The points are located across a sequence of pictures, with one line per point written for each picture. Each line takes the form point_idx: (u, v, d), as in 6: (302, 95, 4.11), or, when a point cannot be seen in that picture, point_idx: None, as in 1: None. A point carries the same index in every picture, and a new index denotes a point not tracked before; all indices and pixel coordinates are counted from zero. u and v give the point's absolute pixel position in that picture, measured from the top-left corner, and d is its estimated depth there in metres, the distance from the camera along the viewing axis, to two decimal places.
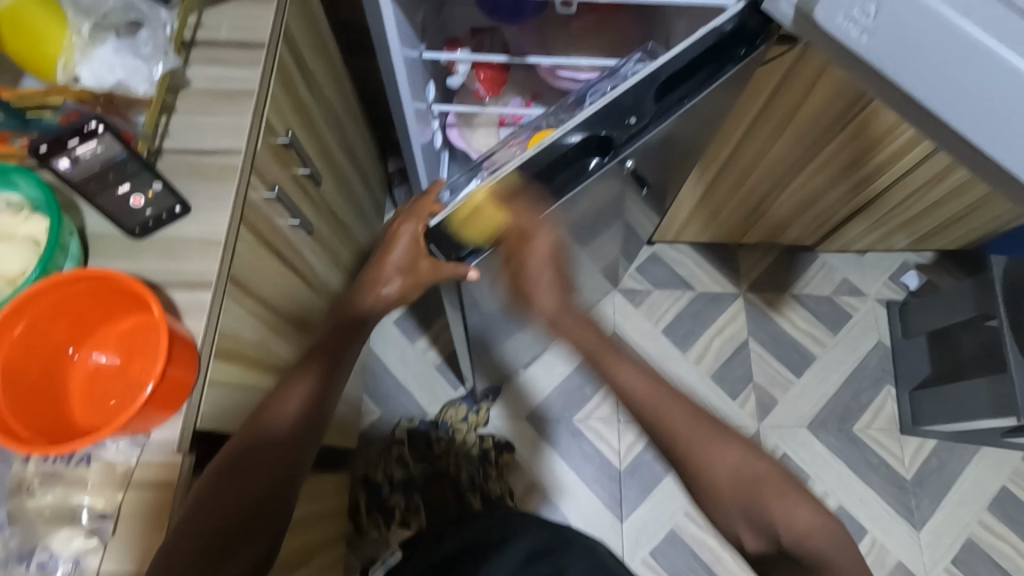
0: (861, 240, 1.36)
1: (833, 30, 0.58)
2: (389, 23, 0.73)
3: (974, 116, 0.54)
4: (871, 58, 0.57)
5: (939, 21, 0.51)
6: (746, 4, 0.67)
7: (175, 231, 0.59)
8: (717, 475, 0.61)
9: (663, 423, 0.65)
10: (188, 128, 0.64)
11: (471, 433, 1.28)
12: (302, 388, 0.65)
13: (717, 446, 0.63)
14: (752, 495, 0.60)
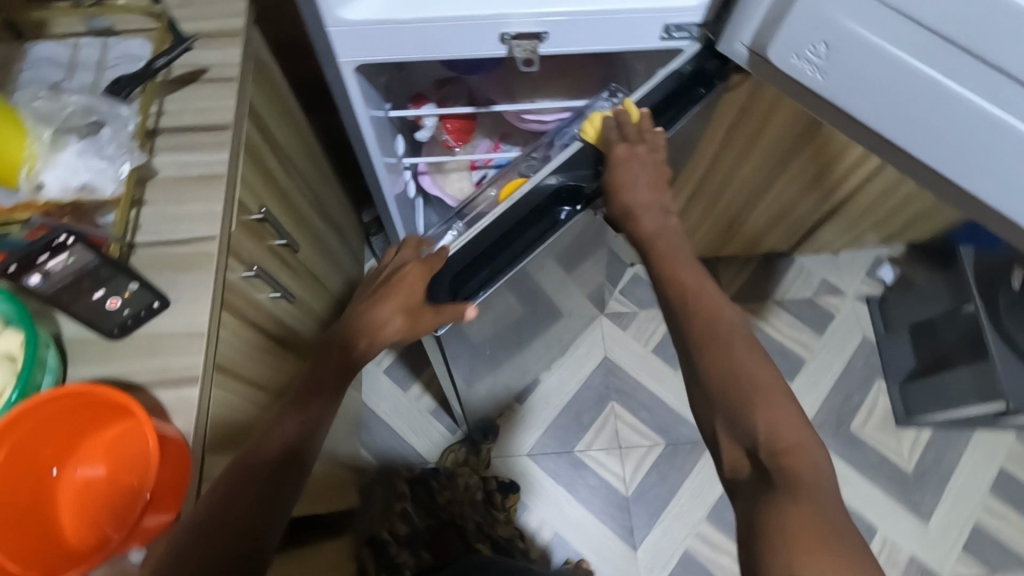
0: (835, 242, 1.39)
1: (788, 70, 0.62)
2: (354, 92, 0.73)
3: (931, 138, 0.57)
4: (828, 92, 0.61)
5: (889, 58, 0.55)
6: (700, 47, 0.69)
7: (155, 326, 0.58)
8: (716, 369, 0.59)
9: (694, 305, 0.63)
10: (158, 219, 0.63)
11: (473, 477, 1.27)
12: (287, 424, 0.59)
13: (732, 347, 0.59)
14: (744, 393, 0.57)
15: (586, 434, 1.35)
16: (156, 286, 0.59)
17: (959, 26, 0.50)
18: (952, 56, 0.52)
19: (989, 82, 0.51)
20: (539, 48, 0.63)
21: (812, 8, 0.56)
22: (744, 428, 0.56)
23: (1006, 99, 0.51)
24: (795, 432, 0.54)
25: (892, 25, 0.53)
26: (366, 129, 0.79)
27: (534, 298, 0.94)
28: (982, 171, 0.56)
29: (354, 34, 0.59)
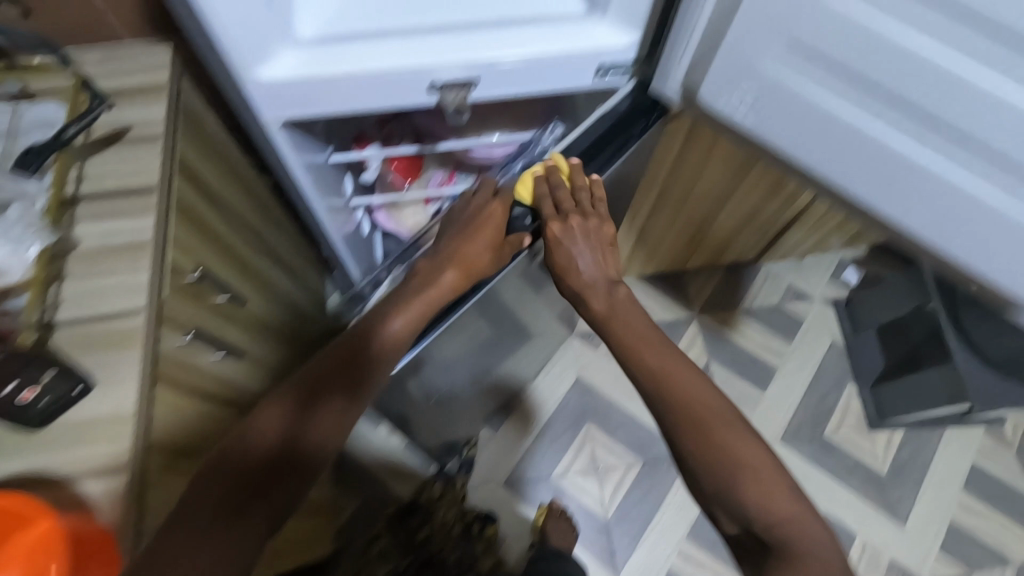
0: (798, 248, 1.39)
1: (719, 107, 0.69)
2: (283, 142, 0.71)
3: (859, 173, 0.65)
4: (765, 134, 0.69)
5: (815, 107, 0.63)
6: (635, 85, 0.74)
7: (80, 411, 0.55)
8: (706, 460, 0.63)
9: (671, 387, 0.65)
10: (79, 294, 0.60)
11: (452, 509, 1.21)
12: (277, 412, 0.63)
13: (724, 436, 0.63)
14: (733, 477, 0.61)
15: (563, 459, 1.33)
16: (81, 369, 0.56)
17: (878, 76, 0.57)
18: (872, 102, 0.60)
19: (906, 126, 0.59)
20: (469, 95, 0.63)
21: (747, 61, 0.64)
22: (739, 513, 0.61)
23: (924, 140, 0.59)
24: (788, 512, 0.59)
25: (814, 75, 0.61)
26: (299, 176, 0.77)
27: (499, 319, 0.91)
28: (903, 202, 0.65)
29: (274, 91, 0.58)
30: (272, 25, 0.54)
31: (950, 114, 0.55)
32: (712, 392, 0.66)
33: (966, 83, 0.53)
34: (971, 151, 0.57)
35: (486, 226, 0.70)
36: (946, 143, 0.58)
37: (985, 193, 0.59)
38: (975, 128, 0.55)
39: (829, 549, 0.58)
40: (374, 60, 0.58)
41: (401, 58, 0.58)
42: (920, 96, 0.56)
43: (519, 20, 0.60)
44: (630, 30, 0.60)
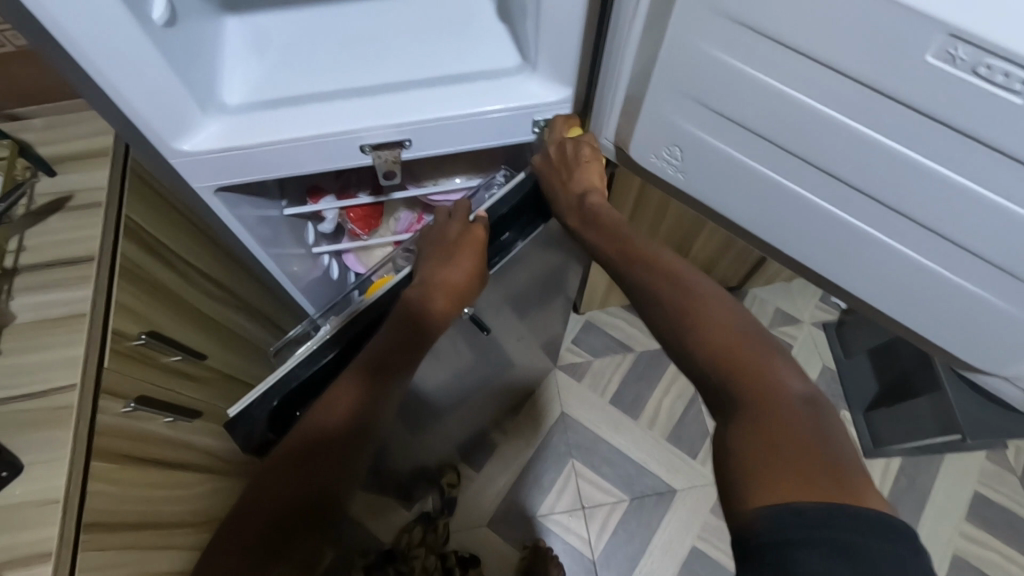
0: (781, 272, 1.37)
1: (651, 168, 0.62)
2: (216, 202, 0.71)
3: (798, 233, 0.57)
4: (692, 191, 0.61)
5: (740, 165, 0.55)
6: None
7: (4, 496, 0.54)
8: (660, 306, 0.55)
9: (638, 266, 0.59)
10: (12, 369, 0.59)
11: (431, 557, 1.19)
12: (348, 389, 0.60)
13: (698, 303, 0.54)
14: (684, 319, 0.53)
15: (547, 497, 1.30)
16: (11, 453, 0.54)
17: (799, 142, 0.50)
18: (798, 166, 0.52)
19: (836, 190, 0.51)
20: (401, 155, 0.62)
21: (660, 118, 0.57)
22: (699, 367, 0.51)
23: (858, 210, 0.52)
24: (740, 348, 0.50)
25: (734, 134, 0.53)
26: (237, 231, 0.79)
27: (477, 352, 0.92)
28: (840, 267, 0.58)
29: (199, 162, 0.58)
30: (191, 98, 0.54)
31: (888, 188, 0.48)
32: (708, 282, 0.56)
33: (893, 152, 0.45)
34: (904, 220, 0.50)
35: (466, 255, 0.67)
36: (877, 212, 0.51)
37: (928, 265, 0.52)
38: (904, 200, 0.48)
39: (792, 383, 0.48)
40: (301, 128, 0.57)
41: (323, 126, 0.57)
42: (841, 162, 0.49)
43: (449, 80, 0.59)
44: (563, 86, 0.60)
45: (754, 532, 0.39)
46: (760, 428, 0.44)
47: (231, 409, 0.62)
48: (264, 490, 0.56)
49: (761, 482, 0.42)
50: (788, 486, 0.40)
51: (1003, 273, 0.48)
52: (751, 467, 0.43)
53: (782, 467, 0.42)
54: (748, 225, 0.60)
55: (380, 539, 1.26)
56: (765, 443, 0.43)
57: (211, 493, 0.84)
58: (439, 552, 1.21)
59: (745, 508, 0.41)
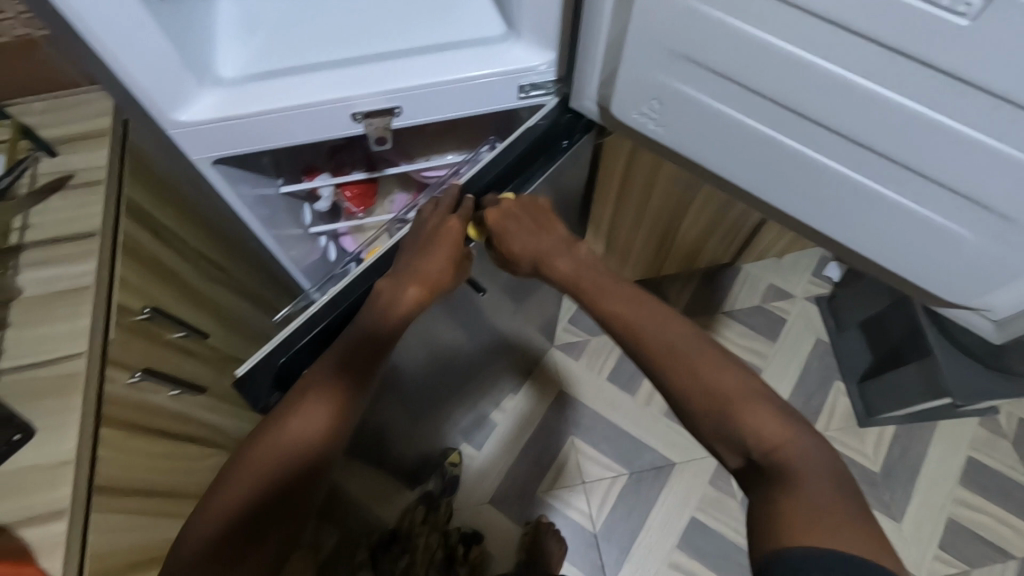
0: (773, 247, 1.39)
1: (631, 124, 0.64)
2: (215, 176, 0.73)
3: (780, 181, 0.59)
4: (673, 145, 0.63)
5: (719, 115, 0.57)
6: (556, 103, 0.72)
7: (17, 460, 0.56)
8: (695, 397, 0.58)
9: (647, 338, 0.62)
10: (21, 340, 0.61)
11: (434, 534, 1.20)
12: (321, 405, 0.61)
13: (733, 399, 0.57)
14: (722, 403, 0.57)
15: (548, 474, 1.32)
16: (23, 417, 0.56)
17: (771, 86, 0.51)
18: (774, 112, 0.53)
19: (812, 133, 0.53)
20: (392, 123, 0.64)
21: (637, 75, 0.59)
22: (733, 439, 0.56)
23: (834, 151, 0.53)
24: (772, 434, 0.55)
25: (710, 84, 0.55)
26: (238, 209, 0.80)
27: (475, 333, 0.93)
28: (824, 212, 0.59)
29: (196, 133, 0.60)
30: (187, 70, 0.56)
31: (863, 128, 0.49)
32: (717, 349, 0.61)
33: (858, 88, 0.47)
34: (877, 158, 0.51)
35: (447, 243, 0.65)
36: (854, 153, 0.52)
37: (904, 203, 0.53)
38: (874, 136, 0.50)
39: (821, 468, 0.53)
40: (295, 98, 0.59)
41: (313, 92, 0.59)
42: (811, 105, 0.50)
43: (436, 46, 0.61)
44: (546, 50, 0.62)
45: (785, 562, 0.45)
46: (804, 503, 0.49)
47: (240, 368, 0.64)
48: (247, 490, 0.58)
49: (800, 530, 0.47)
50: (835, 539, 0.46)
51: (974, 206, 0.49)
52: (792, 519, 0.48)
53: (826, 525, 0.47)
54: (730, 177, 0.62)
55: (384, 518, 1.28)
56: (800, 506, 0.49)
57: (216, 468, 0.86)
58: (442, 530, 1.23)
59: (780, 547, 0.46)
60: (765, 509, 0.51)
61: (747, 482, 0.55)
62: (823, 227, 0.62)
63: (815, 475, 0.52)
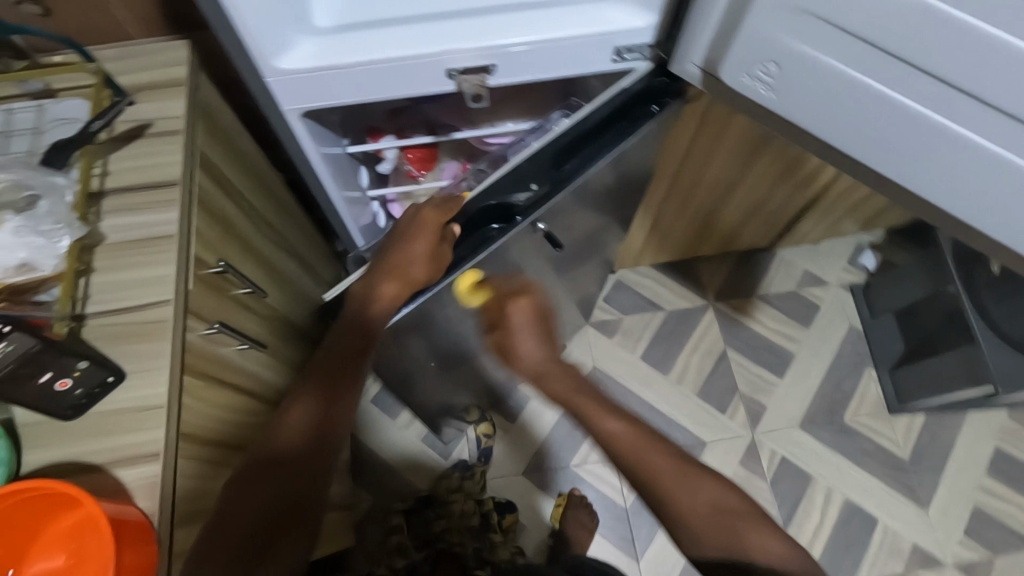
0: (812, 233, 1.39)
1: (739, 87, 0.62)
2: (302, 134, 0.69)
3: (893, 146, 0.58)
4: (780, 109, 0.61)
5: (832, 72, 0.55)
6: (650, 65, 0.68)
7: (109, 401, 0.56)
8: (714, 528, 0.61)
9: (653, 475, 0.64)
10: (108, 286, 0.61)
11: (469, 501, 1.21)
12: (304, 406, 0.66)
13: (735, 522, 0.62)
14: (733, 530, 0.61)
15: (580, 448, 1.33)
16: (113, 359, 0.57)
17: (899, 42, 0.50)
18: (909, 75, 0.52)
19: (933, 93, 0.52)
20: (487, 80, 0.63)
21: (760, 31, 0.56)
22: (745, 563, 0.60)
23: (960, 113, 0.52)
24: (782, 553, 0.60)
25: (834, 41, 0.53)
26: (316, 163, 0.74)
27: None
28: (933, 178, 0.58)
29: (293, 81, 0.59)
30: (289, 14, 0.55)
31: (997, 87, 0.49)
32: (709, 477, 0.65)
33: (1002, 45, 0.47)
34: (1011, 123, 0.51)
35: (424, 228, 0.66)
36: (982, 115, 0.51)
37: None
38: (1011, 94, 0.49)
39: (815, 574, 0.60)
40: (393, 48, 0.57)
41: (414, 42, 0.58)
42: (951, 62, 0.49)
43: (536, 4, 0.60)
44: (646, 12, 0.61)
45: None
46: None
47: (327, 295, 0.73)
48: (243, 489, 0.59)
49: None
50: None
51: None
52: None
53: None
54: (838, 141, 0.61)
55: (417, 485, 1.29)
56: None
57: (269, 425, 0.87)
58: (475, 498, 1.24)
59: None
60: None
61: None
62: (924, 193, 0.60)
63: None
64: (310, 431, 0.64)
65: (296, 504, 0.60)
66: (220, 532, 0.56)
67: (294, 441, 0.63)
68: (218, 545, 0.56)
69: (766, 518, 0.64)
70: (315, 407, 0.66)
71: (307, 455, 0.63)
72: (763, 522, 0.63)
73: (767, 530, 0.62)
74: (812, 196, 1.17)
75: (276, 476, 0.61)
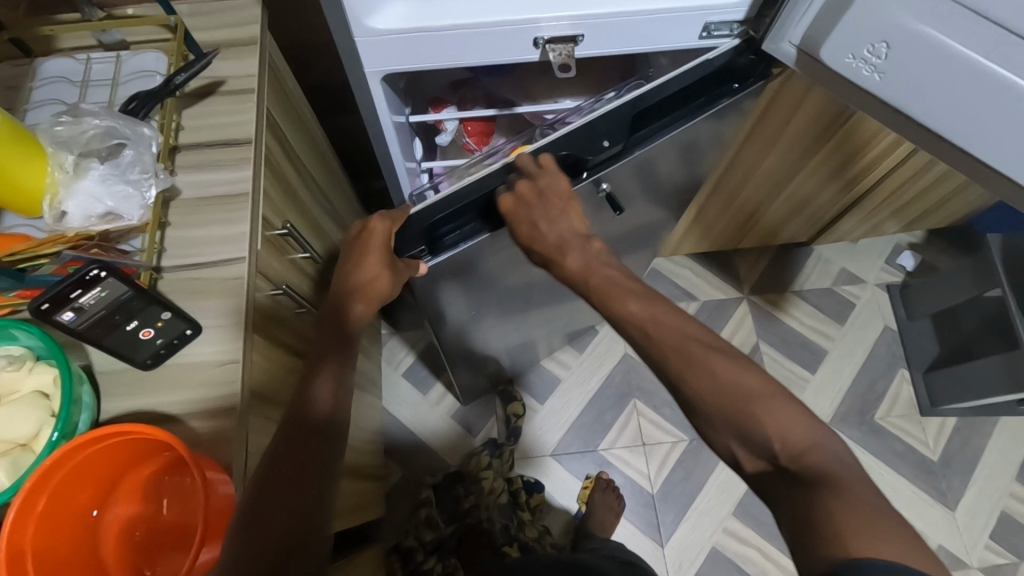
0: (854, 231, 1.38)
1: (840, 68, 0.60)
2: (379, 98, 0.69)
3: (998, 135, 0.56)
4: (881, 93, 0.60)
5: (946, 54, 0.53)
6: (737, 41, 0.68)
7: (187, 354, 0.57)
8: (720, 405, 0.54)
9: (661, 349, 0.57)
10: (185, 241, 0.61)
11: (498, 479, 1.22)
12: (324, 380, 0.60)
13: (752, 401, 0.53)
14: (740, 409, 0.53)
15: (608, 433, 1.34)
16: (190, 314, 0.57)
17: None
18: None
19: None
20: (573, 51, 0.63)
21: (874, 8, 0.54)
22: (757, 442, 0.52)
23: None
24: (802, 436, 0.51)
25: (954, 23, 0.52)
26: (387, 128, 0.74)
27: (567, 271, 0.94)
28: None
29: (383, 43, 0.59)
30: None
31: None
32: (732, 358, 0.56)
33: None
34: None
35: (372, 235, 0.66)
36: None
37: None
38: None
39: (851, 465, 0.50)
40: (487, 13, 0.57)
41: (507, 9, 0.57)
42: None
43: None
44: None
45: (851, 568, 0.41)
46: (855, 513, 0.45)
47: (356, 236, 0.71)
48: (279, 468, 0.52)
49: (855, 535, 0.43)
50: (890, 548, 0.42)
51: None
52: (829, 526, 0.45)
53: (876, 524, 0.44)
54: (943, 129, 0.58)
55: (446, 460, 1.30)
56: (845, 508, 0.45)
57: None
58: (505, 477, 1.25)
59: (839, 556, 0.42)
60: (802, 510, 0.47)
61: (773, 495, 0.51)
62: (1007, 182, 0.60)
63: (850, 471, 0.49)
64: (333, 408, 0.59)
65: (321, 477, 0.55)
66: (268, 516, 0.50)
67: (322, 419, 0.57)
68: (266, 528, 0.49)
69: (796, 397, 0.54)
70: (333, 382, 0.60)
71: (330, 433, 0.57)
72: (783, 398, 0.53)
73: (783, 405, 0.53)
74: (862, 192, 1.15)
75: (309, 455, 0.55)
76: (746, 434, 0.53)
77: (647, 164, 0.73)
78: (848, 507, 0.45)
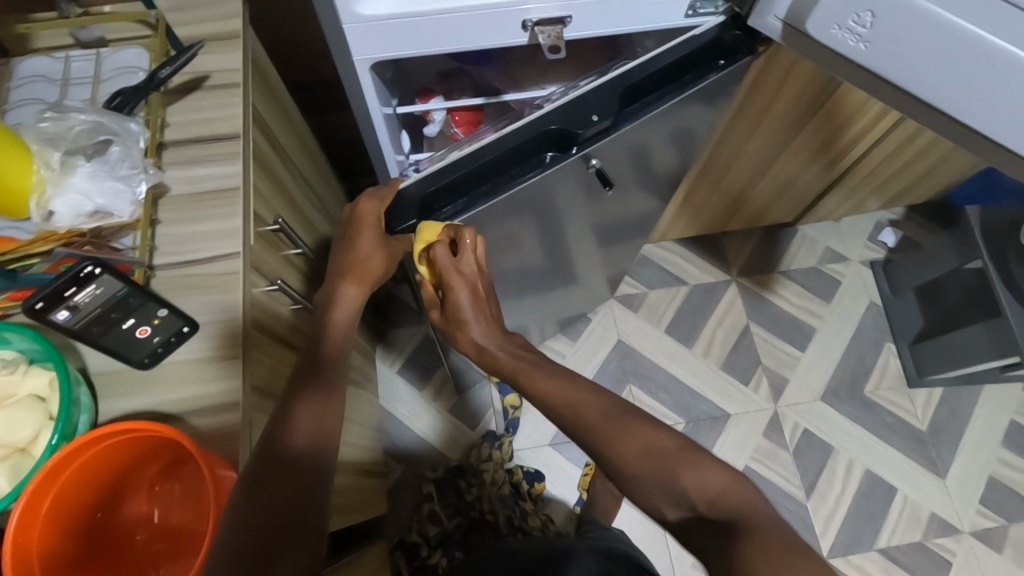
0: (837, 210, 1.40)
1: (828, 41, 0.62)
2: (368, 87, 0.68)
3: (981, 99, 0.57)
4: (868, 62, 0.61)
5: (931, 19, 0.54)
6: (721, 19, 0.70)
7: (187, 352, 0.56)
8: (641, 463, 0.55)
9: (573, 418, 0.59)
10: (177, 238, 0.60)
11: (501, 471, 1.22)
12: (307, 409, 0.56)
13: (669, 457, 0.54)
14: (662, 467, 0.54)
15: None
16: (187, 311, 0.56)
17: None
18: None
19: None
20: (562, 33, 0.63)
21: None
22: (677, 494, 0.53)
23: None
24: (722, 483, 0.52)
25: None
26: (376, 118, 0.73)
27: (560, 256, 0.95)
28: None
29: (373, 29, 0.59)
30: None
31: None
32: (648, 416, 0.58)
33: None
34: None
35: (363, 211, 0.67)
36: None
37: None
38: None
39: (770, 511, 0.51)
40: None
41: None
42: None
43: None
44: None
45: None
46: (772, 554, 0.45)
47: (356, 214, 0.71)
48: (259, 487, 0.49)
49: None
50: None
51: None
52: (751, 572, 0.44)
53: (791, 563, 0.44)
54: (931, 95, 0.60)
55: (446, 454, 1.30)
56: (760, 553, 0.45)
57: None
58: (505, 469, 1.25)
59: None
60: (723, 557, 0.47)
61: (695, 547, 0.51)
62: (991, 147, 0.62)
63: (768, 520, 0.49)
64: (316, 436, 0.55)
65: (300, 505, 0.51)
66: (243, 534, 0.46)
67: (302, 445, 0.54)
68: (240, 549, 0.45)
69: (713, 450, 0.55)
70: (315, 409, 0.57)
71: (311, 462, 0.54)
72: (699, 453, 0.55)
73: (701, 459, 0.54)
74: (845, 170, 1.17)
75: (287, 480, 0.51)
76: (667, 487, 0.53)
77: (637, 145, 0.73)
78: (762, 549, 0.45)
